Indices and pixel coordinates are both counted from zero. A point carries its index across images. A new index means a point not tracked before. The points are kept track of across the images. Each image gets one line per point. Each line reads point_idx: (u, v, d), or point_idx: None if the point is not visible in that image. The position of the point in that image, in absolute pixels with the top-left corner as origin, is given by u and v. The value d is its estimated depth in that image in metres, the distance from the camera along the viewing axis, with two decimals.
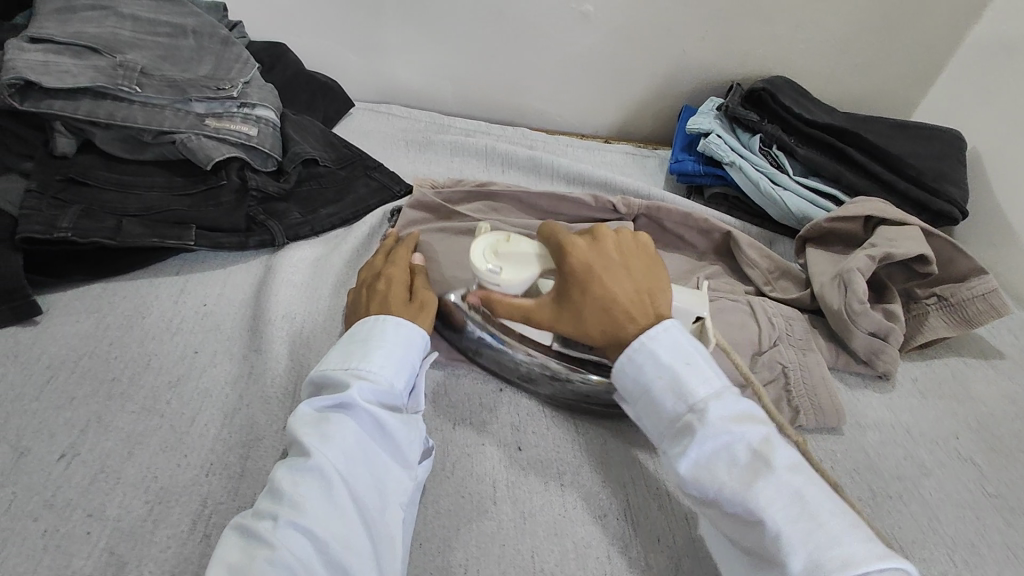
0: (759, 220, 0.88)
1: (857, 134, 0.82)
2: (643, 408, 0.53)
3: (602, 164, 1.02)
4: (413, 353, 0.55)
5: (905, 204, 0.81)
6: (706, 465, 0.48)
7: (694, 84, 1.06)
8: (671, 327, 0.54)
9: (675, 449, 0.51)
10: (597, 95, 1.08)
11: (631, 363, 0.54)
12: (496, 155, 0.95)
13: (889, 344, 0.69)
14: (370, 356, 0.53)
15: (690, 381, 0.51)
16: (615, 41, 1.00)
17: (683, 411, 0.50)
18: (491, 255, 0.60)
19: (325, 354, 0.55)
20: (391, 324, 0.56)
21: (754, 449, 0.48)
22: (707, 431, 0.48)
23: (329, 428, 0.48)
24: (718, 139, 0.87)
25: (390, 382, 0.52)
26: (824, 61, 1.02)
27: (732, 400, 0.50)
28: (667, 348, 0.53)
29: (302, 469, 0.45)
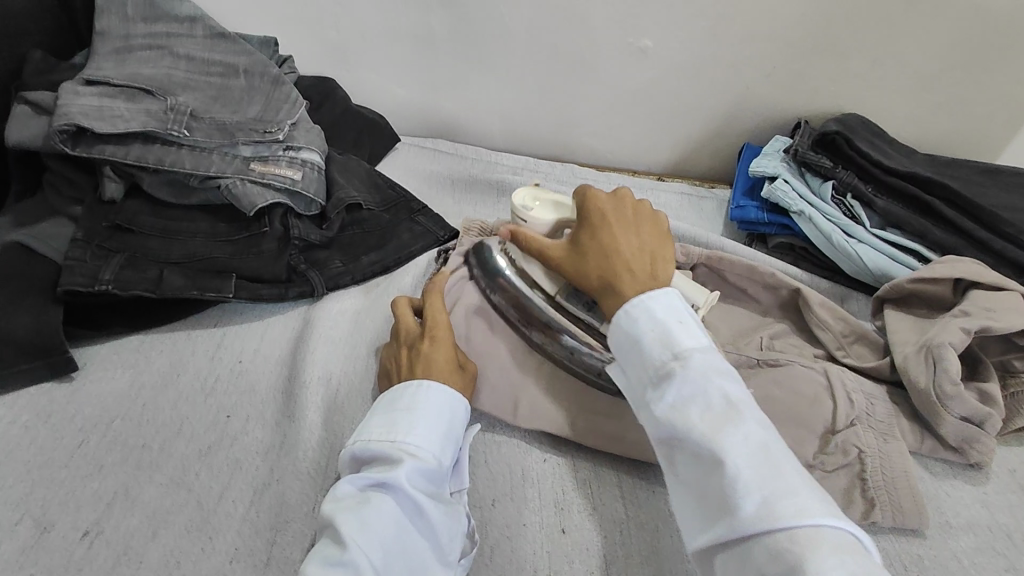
0: (829, 273, 0.81)
1: (946, 185, 0.74)
2: (630, 355, 0.52)
3: (655, 206, 0.97)
4: (457, 426, 0.52)
5: (1001, 264, 0.72)
6: (683, 409, 0.46)
7: (757, 121, 1.00)
8: (669, 292, 0.53)
9: (653, 394, 0.48)
10: (652, 132, 1.03)
11: (627, 317, 0.52)
12: None
13: (986, 431, 0.61)
14: (416, 429, 0.49)
15: (679, 333, 0.50)
16: (673, 77, 0.95)
17: (668, 360, 0.49)
18: (531, 200, 0.68)
19: (364, 419, 0.52)
20: (435, 392, 0.52)
21: (728, 401, 0.45)
22: (687, 378, 0.47)
23: (367, 514, 0.44)
24: (785, 185, 0.81)
25: (437, 461, 0.49)
26: (903, 99, 0.94)
27: (716, 357, 0.49)
28: (664, 307, 0.52)
29: (336, 563, 0.42)
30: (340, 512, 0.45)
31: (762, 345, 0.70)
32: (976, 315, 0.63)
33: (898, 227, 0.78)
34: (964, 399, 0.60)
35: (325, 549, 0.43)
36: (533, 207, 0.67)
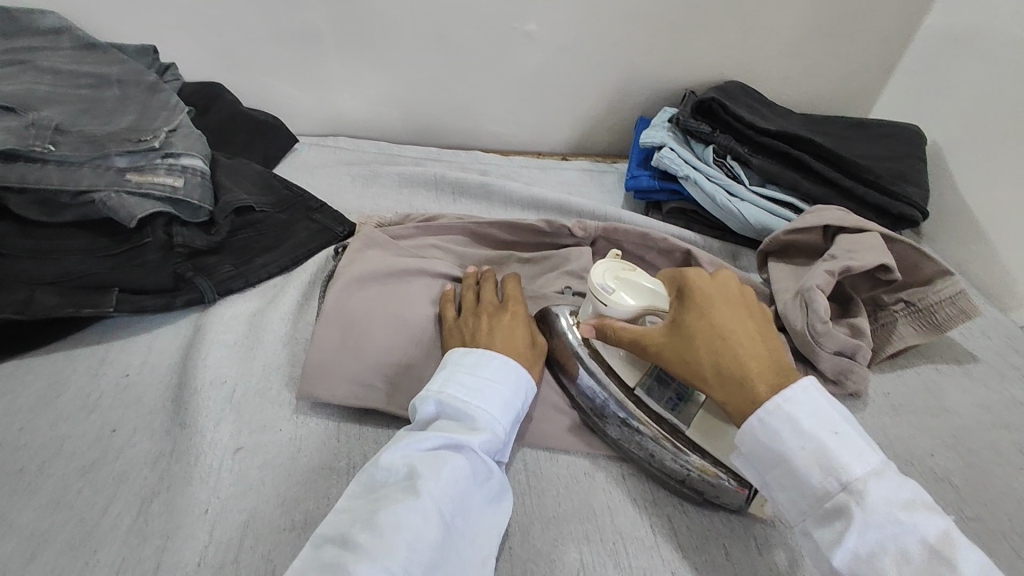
0: (719, 232, 0.86)
1: (811, 140, 0.79)
2: (781, 480, 0.47)
3: (558, 184, 0.99)
4: (523, 394, 0.54)
5: (865, 209, 0.78)
6: (869, 559, 0.42)
7: (647, 94, 1.04)
8: (806, 385, 0.48)
9: (823, 531, 0.45)
10: (551, 113, 1.05)
11: (766, 430, 0.48)
12: (447, 185, 0.91)
13: (858, 361, 0.66)
14: (489, 393, 0.52)
15: (840, 455, 0.45)
16: (563, 58, 0.97)
17: (836, 489, 0.45)
18: (611, 276, 0.61)
19: (442, 374, 0.54)
20: (515, 365, 0.54)
21: (927, 545, 0.41)
22: (864, 517, 0.43)
23: (440, 465, 0.47)
24: (671, 152, 0.84)
25: (503, 427, 0.52)
26: (778, 63, 1.00)
27: (895, 480, 0.44)
28: (809, 414, 0.47)
29: (409, 506, 0.44)
30: (417, 463, 0.47)
31: None
32: (841, 257, 0.68)
33: (775, 183, 0.82)
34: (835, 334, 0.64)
35: (396, 491, 0.46)
36: (615, 289, 0.60)
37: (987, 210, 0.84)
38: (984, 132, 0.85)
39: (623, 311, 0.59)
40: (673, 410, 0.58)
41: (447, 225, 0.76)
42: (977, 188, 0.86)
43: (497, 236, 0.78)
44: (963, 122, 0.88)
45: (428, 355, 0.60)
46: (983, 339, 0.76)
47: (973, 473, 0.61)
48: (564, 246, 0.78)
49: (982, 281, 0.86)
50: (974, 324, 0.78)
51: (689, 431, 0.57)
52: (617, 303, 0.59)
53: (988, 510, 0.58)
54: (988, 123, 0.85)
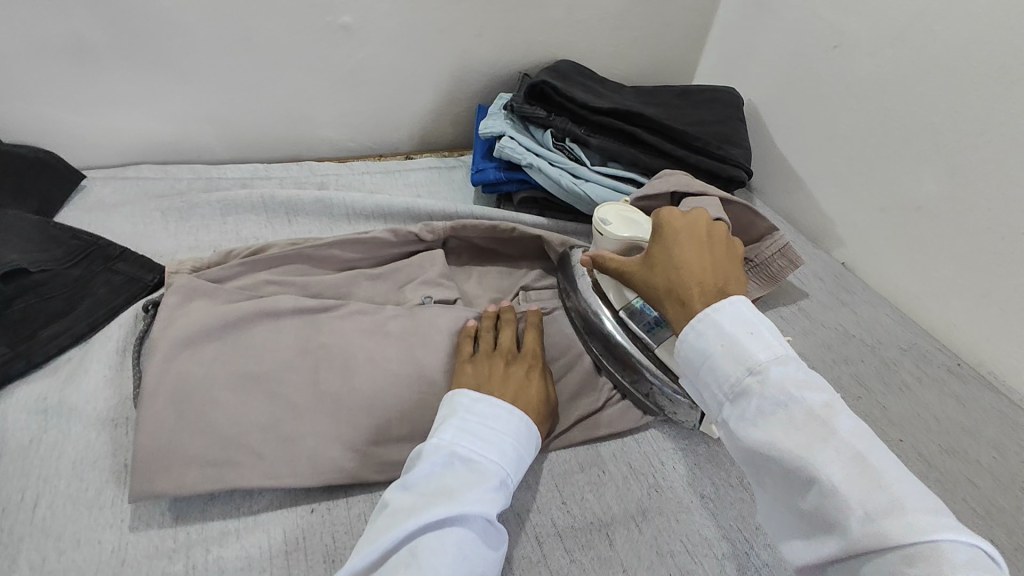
0: (572, 215, 0.86)
1: (640, 114, 0.80)
2: (702, 377, 0.46)
3: (405, 186, 0.93)
4: (527, 447, 0.51)
5: (701, 174, 0.81)
6: (769, 435, 0.41)
7: (483, 82, 1.00)
8: (736, 301, 0.47)
9: (732, 414, 0.44)
10: (387, 112, 0.98)
11: (694, 334, 0.47)
12: (278, 204, 0.82)
13: None
14: (496, 450, 0.48)
15: (752, 348, 0.44)
16: (389, 52, 0.91)
17: (743, 376, 0.44)
18: (611, 213, 0.67)
19: (450, 423, 0.49)
20: (523, 419, 0.51)
21: (813, 413, 0.40)
22: (769, 401, 0.42)
23: (449, 538, 0.42)
24: (511, 141, 0.82)
25: (508, 486, 0.47)
26: (604, 39, 1.01)
27: (795, 364, 0.43)
28: (728, 316, 0.46)
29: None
30: (424, 536, 0.42)
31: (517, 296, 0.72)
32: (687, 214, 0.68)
33: (615, 160, 0.82)
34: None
35: (400, 572, 0.40)
36: (613, 223, 0.66)
37: (801, 161, 0.91)
38: (790, 88, 0.92)
39: (612, 242, 0.65)
40: (651, 332, 0.61)
41: (279, 253, 0.67)
42: (791, 141, 0.93)
43: (339, 256, 0.70)
44: (771, 82, 0.95)
45: (269, 409, 0.52)
46: (814, 281, 0.83)
47: None
48: (414, 252, 0.74)
49: (805, 226, 0.93)
50: (805, 269, 0.84)
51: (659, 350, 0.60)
52: (612, 234, 0.65)
53: None
54: (792, 80, 0.91)
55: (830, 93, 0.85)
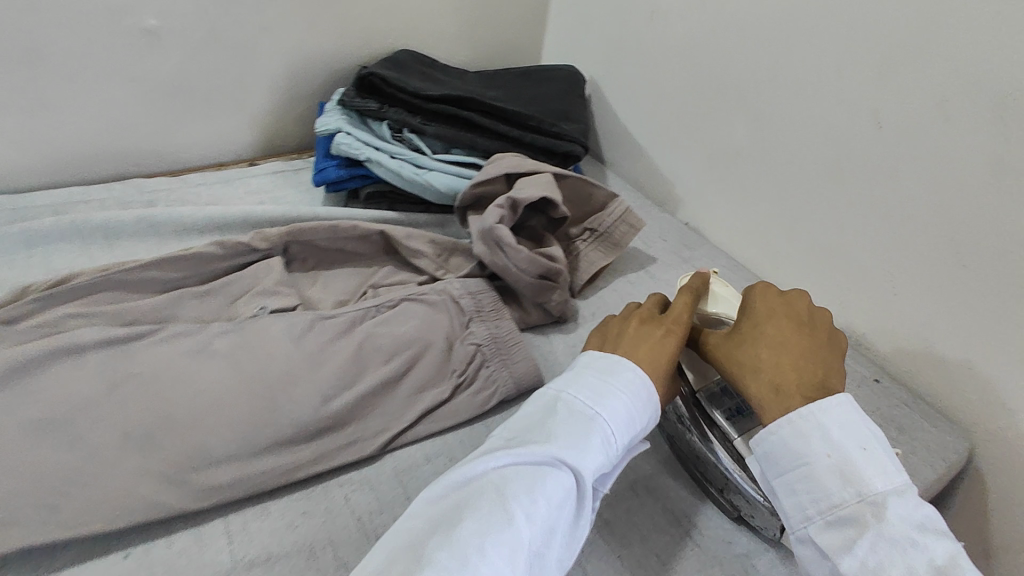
0: (422, 206, 0.84)
1: (472, 98, 0.80)
2: (797, 489, 0.46)
3: (248, 194, 0.88)
4: (644, 410, 0.51)
5: (541, 153, 0.82)
6: (880, 572, 0.40)
7: (321, 77, 0.96)
8: (842, 400, 0.47)
9: (830, 540, 0.43)
10: (221, 117, 0.92)
11: (793, 431, 0.46)
12: (95, 229, 0.75)
13: (560, 285, 0.69)
14: (606, 400, 0.49)
15: (861, 471, 0.44)
16: (207, 53, 0.85)
17: (854, 499, 0.43)
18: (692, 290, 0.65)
19: (573, 375, 0.52)
20: (642, 380, 0.51)
21: (937, 567, 0.40)
22: (878, 533, 0.42)
23: (539, 482, 0.43)
24: (347, 136, 0.80)
25: (620, 441, 0.48)
26: (441, 25, 1.00)
27: (916, 503, 0.43)
28: (839, 424, 0.46)
29: (492, 529, 0.40)
30: (505, 480, 0.44)
31: (364, 295, 0.70)
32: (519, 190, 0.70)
33: (456, 146, 0.82)
34: (530, 262, 0.66)
35: (482, 498, 0.42)
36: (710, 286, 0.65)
37: (642, 130, 0.95)
38: (622, 60, 0.95)
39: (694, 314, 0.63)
40: (730, 421, 0.56)
41: (86, 283, 0.61)
42: (631, 113, 0.96)
43: (160, 277, 0.65)
44: (607, 55, 0.98)
45: (72, 453, 0.48)
46: (660, 245, 0.87)
47: None
48: (249, 262, 0.70)
49: (654, 192, 0.97)
50: (652, 234, 0.88)
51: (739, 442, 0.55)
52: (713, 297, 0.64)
53: None
54: (623, 52, 0.95)
55: (654, 61, 0.89)
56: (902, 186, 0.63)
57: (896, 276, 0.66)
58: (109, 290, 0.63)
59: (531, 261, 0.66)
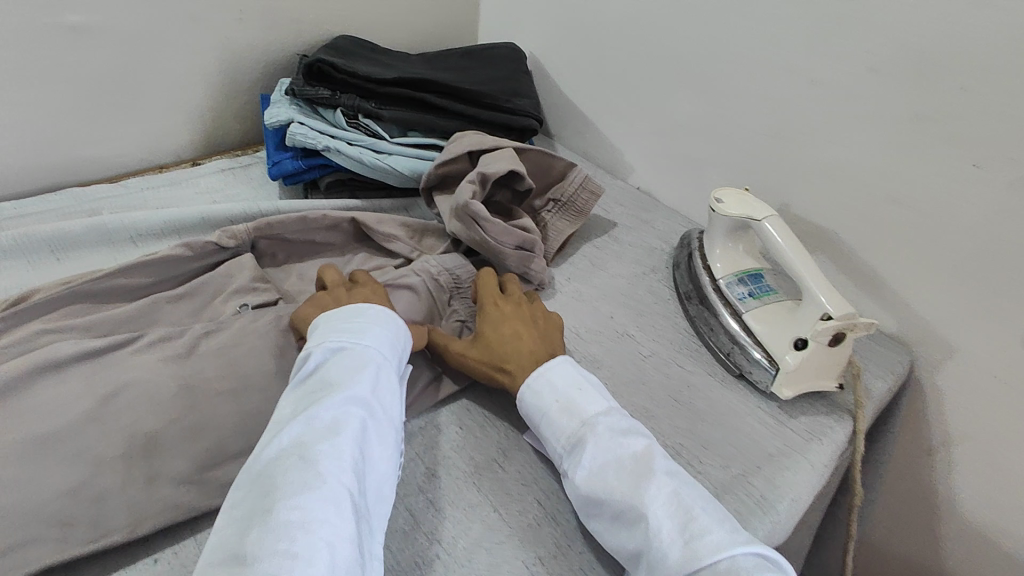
0: (386, 191, 0.85)
1: (425, 79, 0.81)
2: (542, 430, 0.55)
3: (197, 194, 0.85)
4: (395, 345, 0.56)
5: (498, 130, 0.84)
6: (601, 475, 0.50)
7: (260, 69, 0.93)
8: (562, 360, 0.58)
9: (570, 464, 0.52)
10: (158, 116, 0.87)
11: (531, 392, 0.56)
12: (39, 241, 0.70)
13: (537, 253, 0.72)
14: (364, 338, 0.54)
15: (580, 403, 0.54)
16: (137, 49, 0.81)
17: (578, 428, 0.53)
18: (724, 197, 0.69)
19: (317, 335, 0.55)
20: (391, 317, 0.57)
21: (636, 457, 0.50)
22: (596, 445, 0.51)
23: (329, 428, 0.47)
24: (301, 126, 0.79)
25: (388, 367, 0.53)
26: (378, 10, 0.99)
27: (619, 416, 0.54)
28: (560, 378, 0.56)
29: (309, 494, 0.42)
30: (300, 438, 0.46)
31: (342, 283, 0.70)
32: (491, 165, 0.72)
33: (413, 129, 0.82)
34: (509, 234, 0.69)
35: (288, 472, 0.44)
36: (726, 200, 0.68)
37: (587, 102, 0.98)
38: (564, 35, 0.98)
39: (723, 219, 0.68)
40: (742, 301, 0.66)
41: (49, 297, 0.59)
42: (575, 86, 1.00)
43: (127, 285, 0.63)
44: (546, 31, 1.01)
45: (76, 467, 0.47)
46: (618, 209, 0.91)
47: (642, 318, 0.72)
48: (219, 262, 0.69)
49: (604, 161, 1.01)
50: (608, 200, 0.93)
51: (747, 316, 0.64)
52: (729, 207, 0.67)
53: (658, 344, 0.69)
54: (563, 27, 0.97)
55: (597, 34, 0.93)
56: (838, 138, 0.71)
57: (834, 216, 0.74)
58: (75, 304, 0.61)
59: (507, 233, 0.68)
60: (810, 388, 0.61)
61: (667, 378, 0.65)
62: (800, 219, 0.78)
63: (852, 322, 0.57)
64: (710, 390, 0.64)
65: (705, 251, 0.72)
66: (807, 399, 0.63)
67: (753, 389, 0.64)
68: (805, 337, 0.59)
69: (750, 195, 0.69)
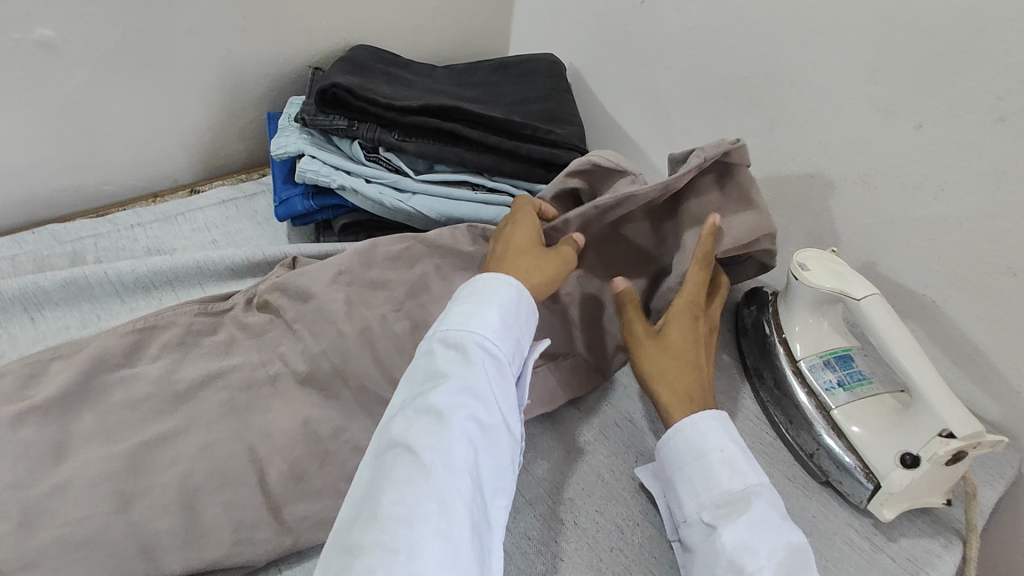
0: (406, 231, 0.75)
1: (456, 107, 0.70)
2: (688, 476, 0.48)
3: (194, 232, 0.75)
4: (517, 320, 0.50)
5: (537, 165, 0.74)
6: (753, 547, 0.43)
7: (264, 85, 0.82)
8: (724, 416, 0.51)
9: (714, 520, 0.46)
10: (148, 142, 0.77)
11: (696, 429, 0.50)
12: (11, 299, 0.61)
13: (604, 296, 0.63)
14: (483, 317, 0.48)
15: (742, 467, 0.48)
16: (123, 66, 0.70)
17: (739, 489, 0.46)
18: (813, 261, 0.58)
19: (443, 313, 0.50)
20: (517, 291, 0.52)
21: (794, 549, 0.43)
22: (756, 515, 0.45)
23: (443, 412, 0.42)
24: (313, 161, 0.69)
25: (504, 351, 0.48)
26: (398, 17, 0.87)
27: (775, 497, 0.47)
28: (724, 434, 0.49)
29: (415, 488, 0.38)
30: (415, 424, 0.42)
31: None
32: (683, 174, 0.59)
33: (440, 163, 0.72)
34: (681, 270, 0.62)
35: (396, 464, 0.40)
36: (813, 266, 0.58)
37: (634, 126, 0.87)
38: (609, 48, 0.86)
39: (807, 289, 0.58)
40: (830, 393, 0.56)
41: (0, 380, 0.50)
42: (620, 107, 0.88)
43: (101, 345, 0.54)
44: (588, 42, 0.89)
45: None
46: None
47: None
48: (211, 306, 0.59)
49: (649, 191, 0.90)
50: None
51: (836, 411, 0.55)
52: (817, 277, 0.57)
53: None
54: (608, 40, 0.86)
55: (648, 49, 0.81)
56: (944, 195, 0.59)
57: (932, 282, 0.63)
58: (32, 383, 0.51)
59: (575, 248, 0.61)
60: (911, 506, 0.51)
61: None
62: (887, 282, 0.66)
63: (977, 441, 0.48)
64: (790, 499, 0.54)
65: (780, 322, 0.61)
66: (905, 515, 0.53)
67: (839, 497, 0.54)
68: (916, 455, 0.50)
69: (836, 259, 0.58)
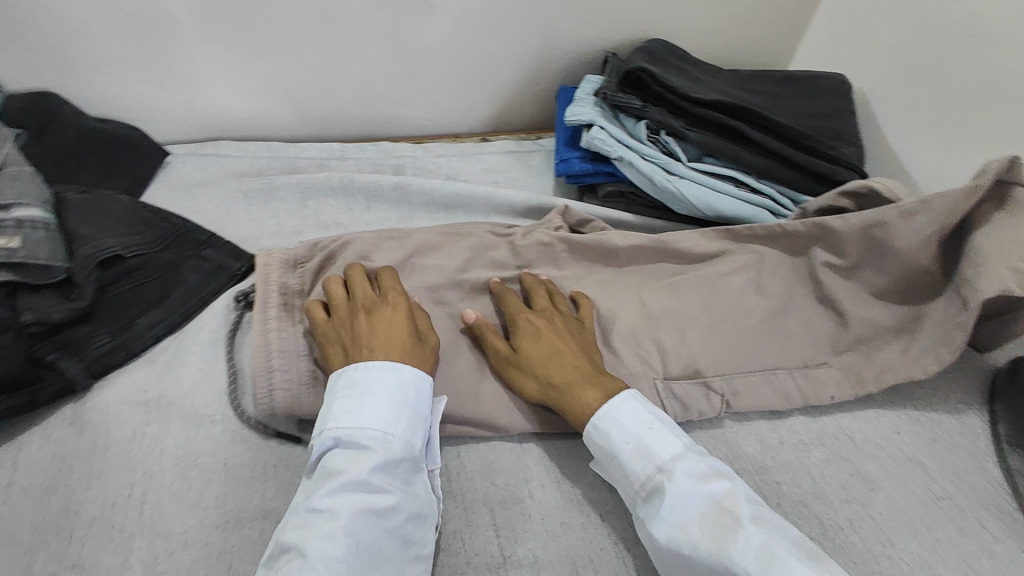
0: (659, 210, 0.81)
1: (745, 108, 0.74)
2: (614, 475, 0.51)
3: (482, 172, 0.90)
4: (409, 409, 0.50)
5: (806, 177, 0.75)
6: (681, 523, 0.46)
7: (565, 61, 0.94)
8: (630, 399, 0.53)
9: (645, 512, 0.48)
10: (465, 91, 0.93)
11: (600, 434, 0.52)
12: (357, 190, 0.80)
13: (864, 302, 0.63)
14: (360, 414, 0.48)
15: (654, 449, 0.49)
16: (472, 27, 0.85)
17: (653, 473, 0.48)
18: None
19: (325, 409, 0.50)
20: (412, 384, 0.51)
21: (722, 505, 0.46)
22: (676, 495, 0.47)
23: (342, 496, 0.45)
24: (602, 131, 0.77)
25: (398, 443, 0.49)
26: (698, 18, 0.93)
27: (697, 460, 0.49)
28: (630, 416, 0.51)
29: (320, 554, 0.42)
30: (324, 497, 0.45)
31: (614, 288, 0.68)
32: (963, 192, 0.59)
33: (712, 156, 0.77)
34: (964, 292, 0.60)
35: (299, 530, 0.44)
36: None
37: (916, 162, 0.83)
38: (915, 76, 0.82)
39: None
40: None
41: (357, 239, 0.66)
42: (905, 141, 0.85)
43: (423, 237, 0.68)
44: (888, 71, 0.86)
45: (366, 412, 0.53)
46: None
47: (938, 446, 0.59)
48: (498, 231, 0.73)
49: None
50: None
51: None
52: None
53: (956, 487, 0.56)
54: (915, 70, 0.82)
55: (964, 82, 0.76)
56: None
57: None
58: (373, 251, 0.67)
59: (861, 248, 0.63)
60: None
61: (962, 536, 0.53)
62: None
63: None
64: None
65: None
66: None
67: None
68: None
69: None
